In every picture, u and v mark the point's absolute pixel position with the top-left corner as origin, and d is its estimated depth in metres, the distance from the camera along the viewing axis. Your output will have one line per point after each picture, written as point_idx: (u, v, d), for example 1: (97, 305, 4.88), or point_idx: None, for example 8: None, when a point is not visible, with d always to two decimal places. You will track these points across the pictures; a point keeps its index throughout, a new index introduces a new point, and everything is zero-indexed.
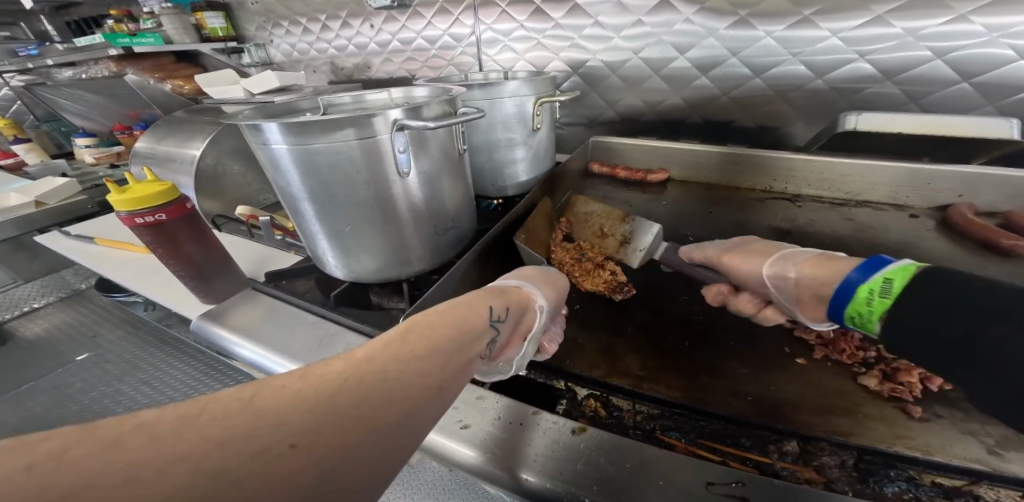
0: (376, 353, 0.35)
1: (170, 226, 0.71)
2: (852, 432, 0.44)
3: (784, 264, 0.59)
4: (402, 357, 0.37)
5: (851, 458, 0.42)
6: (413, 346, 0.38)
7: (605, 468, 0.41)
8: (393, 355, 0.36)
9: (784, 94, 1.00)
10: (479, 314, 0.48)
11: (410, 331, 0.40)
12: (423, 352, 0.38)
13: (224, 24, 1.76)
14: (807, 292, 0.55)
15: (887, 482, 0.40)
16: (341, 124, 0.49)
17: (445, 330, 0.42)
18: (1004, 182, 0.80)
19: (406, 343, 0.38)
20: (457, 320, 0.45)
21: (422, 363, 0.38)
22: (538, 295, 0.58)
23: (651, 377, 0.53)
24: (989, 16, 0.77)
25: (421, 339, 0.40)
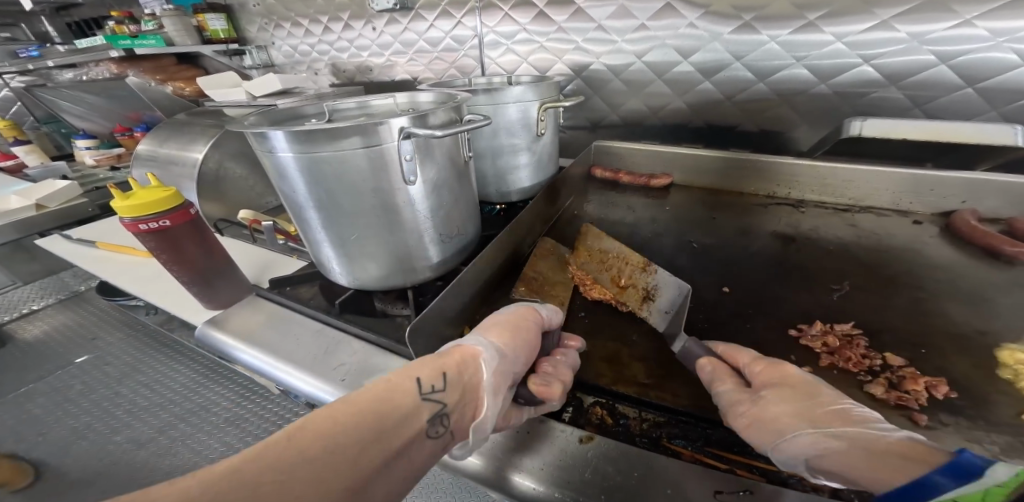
0: (339, 411, 0.35)
1: (174, 232, 0.71)
2: None
3: (783, 394, 0.45)
4: (348, 422, 0.35)
5: None
6: (363, 408, 0.36)
7: (613, 477, 0.41)
8: (337, 419, 0.34)
9: (788, 98, 1.00)
10: (439, 362, 0.43)
11: (363, 391, 0.38)
12: (370, 413, 0.36)
13: (225, 26, 1.76)
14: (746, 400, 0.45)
15: None
16: (347, 133, 0.49)
17: (400, 385, 0.40)
18: (1007, 188, 0.80)
19: (350, 405, 0.36)
20: (412, 372, 0.41)
21: (368, 428, 0.35)
22: (536, 324, 0.56)
23: (658, 386, 0.52)
24: (994, 21, 0.77)
25: (374, 399, 0.37)
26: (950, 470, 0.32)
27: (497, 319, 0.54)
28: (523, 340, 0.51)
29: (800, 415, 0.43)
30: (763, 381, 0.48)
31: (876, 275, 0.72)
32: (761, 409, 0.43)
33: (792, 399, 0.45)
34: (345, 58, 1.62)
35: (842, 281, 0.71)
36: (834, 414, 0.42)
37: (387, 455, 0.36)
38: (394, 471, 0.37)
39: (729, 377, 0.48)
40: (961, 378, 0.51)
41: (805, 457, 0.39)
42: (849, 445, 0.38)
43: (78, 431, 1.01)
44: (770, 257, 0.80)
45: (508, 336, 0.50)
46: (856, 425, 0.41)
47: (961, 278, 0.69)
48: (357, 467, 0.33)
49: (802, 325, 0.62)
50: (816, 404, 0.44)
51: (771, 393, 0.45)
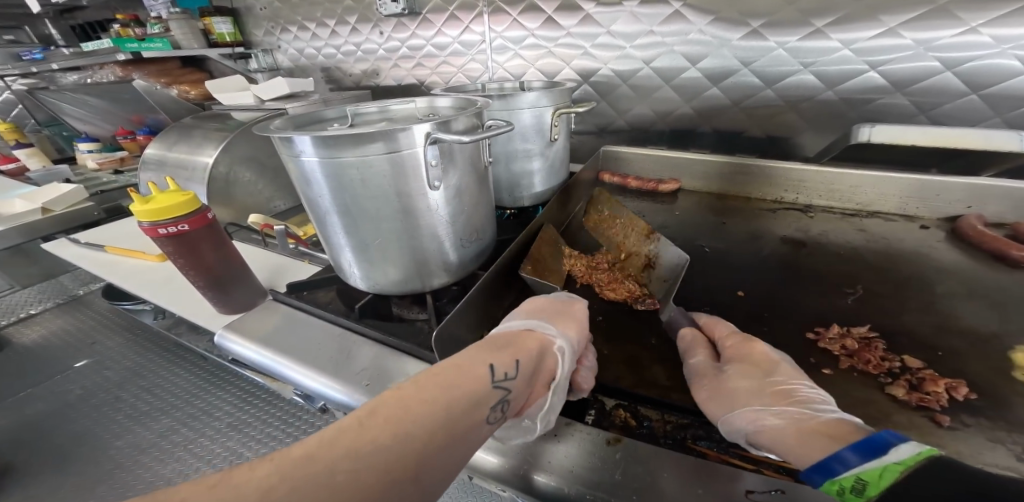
0: (409, 392, 0.37)
1: (192, 236, 0.71)
2: None
3: (744, 372, 0.50)
4: (420, 402, 0.36)
5: None
6: (432, 389, 0.38)
7: (642, 478, 0.41)
8: (411, 399, 0.36)
9: (794, 104, 1.02)
10: (502, 350, 0.46)
11: (430, 375, 0.40)
12: (441, 394, 0.38)
13: (231, 30, 1.76)
14: (706, 384, 0.50)
15: None
16: (372, 138, 0.49)
17: (465, 369, 0.41)
18: (1011, 194, 0.82)
19: (419, 389, 0.37)
20: (478, 358, 0.44)
21: (438, 407, 0.37)
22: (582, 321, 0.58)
23: (678, 388, 0.53)
24: (998, 28, 0.79)
25: (440, 382, 0.39)
26: (861, 448, 0.34)
27: (548, 312, 0.58)
28: (575, 330, 0.55)
29: (750, 391, 0.47)
30: (732, 358, 0.54)
31: (887, 279, 0.73)
32: (717, 386, 0.48)
33: (750, 374, 0.50)
34: (352, 62, 1.63)
35: (852, 286, 0.72)
36: (784, 393, 0.46)
37: (456, 435, 0.37)
38: (458, 454, 0.37)
39: (702, 353, 0.54)
40: (977, 381, 0.51)
41: (742, 430, 0.43)
42: (785, 422, 0.42)
43: (80, 436, 1.00)
44: (780, 261, 0.80)
45: (563, 325, 0.55)
46: (797, 404, 0.45)
47: (968, 282, 0.70)
48: (426, 446, 0.34)
49: (819, 328, 0.63)
50: (767, 385, 0.48)
51: (734, 368, 0.51)
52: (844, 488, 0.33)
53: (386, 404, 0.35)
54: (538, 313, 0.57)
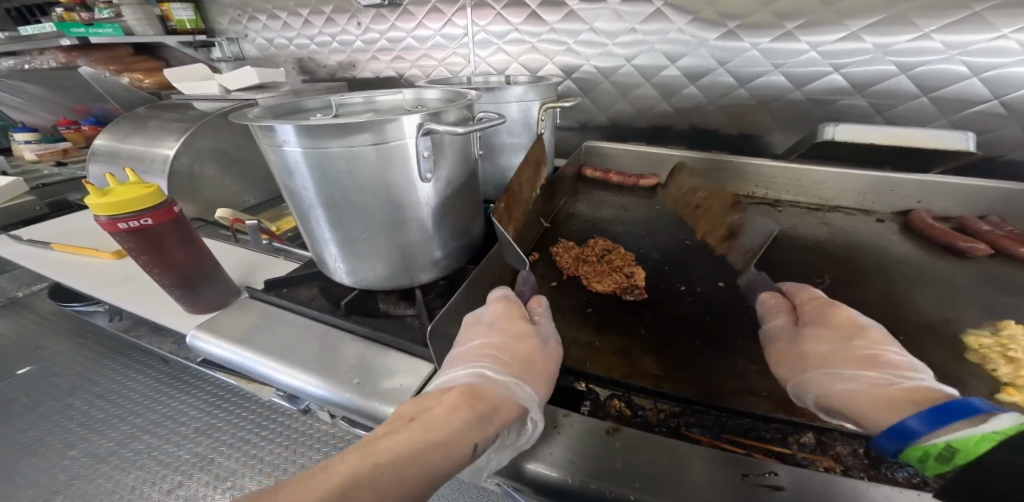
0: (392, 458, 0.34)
1: (156, 231, 0.66)
2: None
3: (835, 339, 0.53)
4: (392, 474, 0.33)
5: (862, 446, 0.43)
6: (402, 461, 0.34)
7: (645, 467, 0.42)
8: (381, 472, 0.33)
9: (766, 104, 1.07)
10: (472, 403, 0.42)
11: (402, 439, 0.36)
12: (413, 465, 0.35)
13: (192, 17, 1.65)
14: (789, 355, 0.53)
15: (898, 468, 0.41)
16: (362, 128, 0.48)
17: (441, 426, 0.38)
18: (953, 190, 0.91)
19: (400, 456, 0.34)
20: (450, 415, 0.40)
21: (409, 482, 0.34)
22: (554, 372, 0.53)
23: (669, 377, 0.54)
24: (948, 35, 0.85)
25: (412, 446, 0.36)
26: (930, 416, 0.36)
27: (520, 348, 0.52)
28: (546, 377, 0.50)
29: (828, 355, 0.52)
30: (810, 320, 0.58)
31: (851, 269, 0.78)
32: (791, 350, 0.54)
33: (830, 339, 0.54)
34: (326, 54, 1.57)
35: (821, 276, 0.77)
36: (865, 361, 0.49)
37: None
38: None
39: (780, 316, 0.60)
40: (935, 363, 0.56)
41: (811, 392, 0.48)
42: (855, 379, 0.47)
43: (26, 448, 0.92)
44: (755, 253, 0.85)
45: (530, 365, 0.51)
46: (876, 368, 0.47)
47: (921, 271, 0.77)
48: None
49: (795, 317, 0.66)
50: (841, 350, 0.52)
51: (812, 331, 0.55)
52: (929, 455, 0.35)
53: (364, 472, 0.32)
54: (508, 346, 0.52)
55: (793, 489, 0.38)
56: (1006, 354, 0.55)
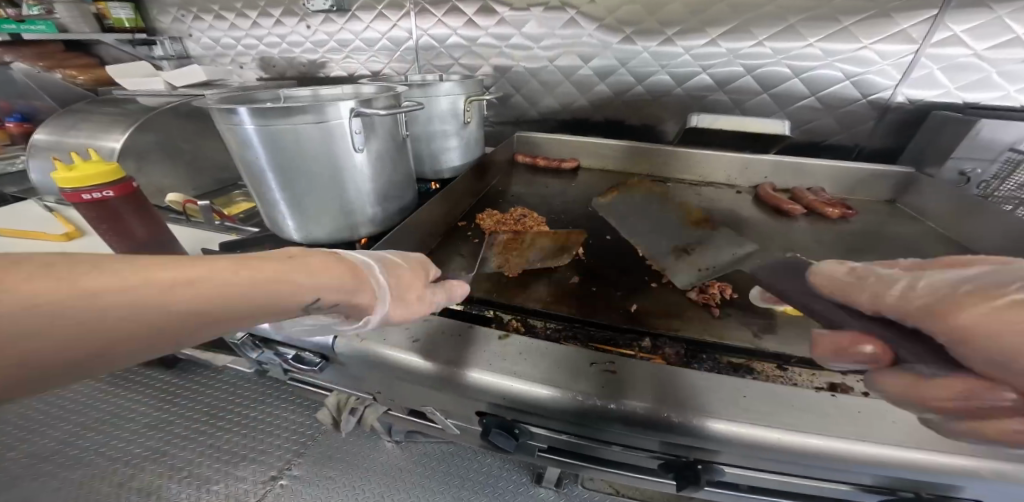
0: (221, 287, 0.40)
1: (116, 203, 0.75)
2: (679, 328, 0.65)
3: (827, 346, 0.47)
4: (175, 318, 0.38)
5: (682, 348, 0.62)
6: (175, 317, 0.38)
7: (524, 362, 0.58)
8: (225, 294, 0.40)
9: (658, 99, 1.30)
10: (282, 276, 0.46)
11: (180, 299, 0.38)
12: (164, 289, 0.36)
13: (131, 15, 1.64)
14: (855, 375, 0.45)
15: (703, 362, 0.60)
16: (305, 111, 0.62)
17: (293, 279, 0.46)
18: (790, 168, 1.18)
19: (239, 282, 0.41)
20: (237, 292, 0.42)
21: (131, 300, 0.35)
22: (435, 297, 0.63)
23: (555, 303, 0.72)
24: (776, 44, 1.12)
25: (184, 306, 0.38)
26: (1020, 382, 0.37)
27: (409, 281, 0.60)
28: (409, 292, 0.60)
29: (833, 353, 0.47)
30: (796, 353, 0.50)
31: (711, 225, 1.01)
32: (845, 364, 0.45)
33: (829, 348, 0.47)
34: (275, 53, 1.64)
35: (689, 228, 0.98)
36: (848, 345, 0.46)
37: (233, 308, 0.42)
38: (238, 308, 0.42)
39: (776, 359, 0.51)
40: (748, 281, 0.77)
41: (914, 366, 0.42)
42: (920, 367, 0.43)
43: None
44: (643, 216, 1.05)
45: (410, 313, 0.58)
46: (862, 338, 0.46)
47: (759, 228, 1.00)
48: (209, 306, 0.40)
49: (654, 258, 0.83)
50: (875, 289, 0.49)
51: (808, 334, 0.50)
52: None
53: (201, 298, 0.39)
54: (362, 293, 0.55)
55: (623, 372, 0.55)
56: None
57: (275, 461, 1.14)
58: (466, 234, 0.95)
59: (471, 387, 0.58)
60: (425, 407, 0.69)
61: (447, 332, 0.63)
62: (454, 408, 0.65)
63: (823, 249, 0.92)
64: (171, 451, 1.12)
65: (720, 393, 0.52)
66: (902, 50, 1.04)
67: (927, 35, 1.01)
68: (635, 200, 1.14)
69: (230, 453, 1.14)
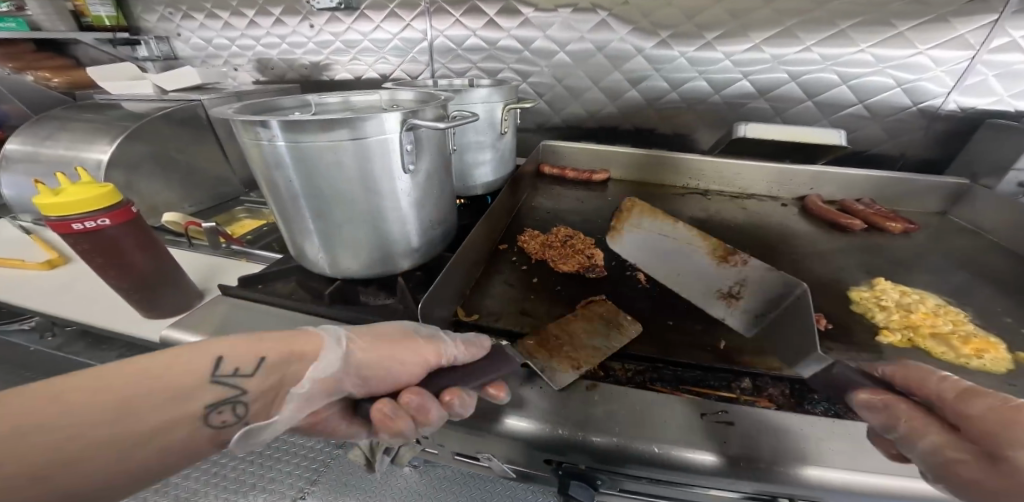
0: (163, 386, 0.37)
1: (112, 233, 0.64)
2: (781, 367, 0.58)
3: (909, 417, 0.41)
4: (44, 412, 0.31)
5: (788, 387, 0.54)
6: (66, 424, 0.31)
7: (621, 415, 0.50)
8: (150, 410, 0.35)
9: (692, 106, 1.24)
10: (275, 370, 0.41)
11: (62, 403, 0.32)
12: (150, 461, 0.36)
13: (111, 13, 1.50)
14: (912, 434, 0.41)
15: (817, 404, 0.52)
16: (349, 125, 0.52)
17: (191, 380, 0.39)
18: (836, 179, 1.12)
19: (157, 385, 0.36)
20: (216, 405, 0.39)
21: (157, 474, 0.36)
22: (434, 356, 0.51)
23: (631, 340, 0.64)
24: (822, 50, 1.07)
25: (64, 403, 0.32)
26: None
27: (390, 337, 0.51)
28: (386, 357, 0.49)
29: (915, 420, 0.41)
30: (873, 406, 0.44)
31: (767, 242, 0.94)
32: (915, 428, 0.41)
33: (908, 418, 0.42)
34: (274, 55, 1.52)
35: (747, 247, 0.91)
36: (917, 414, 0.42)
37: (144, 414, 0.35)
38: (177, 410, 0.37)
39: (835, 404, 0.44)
40: (834, 310, 0.70)
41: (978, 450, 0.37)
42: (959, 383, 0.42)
43: None
44: (693, 232, 0.98)
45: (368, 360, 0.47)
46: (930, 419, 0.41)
47: (818, 244, 0.94)
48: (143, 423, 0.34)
49: (724, 284, 0.77)
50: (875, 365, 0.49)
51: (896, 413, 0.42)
52: None
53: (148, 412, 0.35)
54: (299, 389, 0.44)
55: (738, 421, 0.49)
56: (879, 303, 0.69)
57: (286, 491, 1.00)
58: (509, 258, 0.86)
59: (562, 447, 0.49)
60: (489, 465, 0.60)
61: (522, 381, 0.55)
62: (530, 467, 0.55)
63: (891, 266, 0.86)
64: (175, 480, 1.00)
65: (837, 441, 0.46)
66: (957, 56, 1.00)
67: (984, 41, 0.97)
68: (679, 215, 1.07)
69: (236, 482, 1.00)
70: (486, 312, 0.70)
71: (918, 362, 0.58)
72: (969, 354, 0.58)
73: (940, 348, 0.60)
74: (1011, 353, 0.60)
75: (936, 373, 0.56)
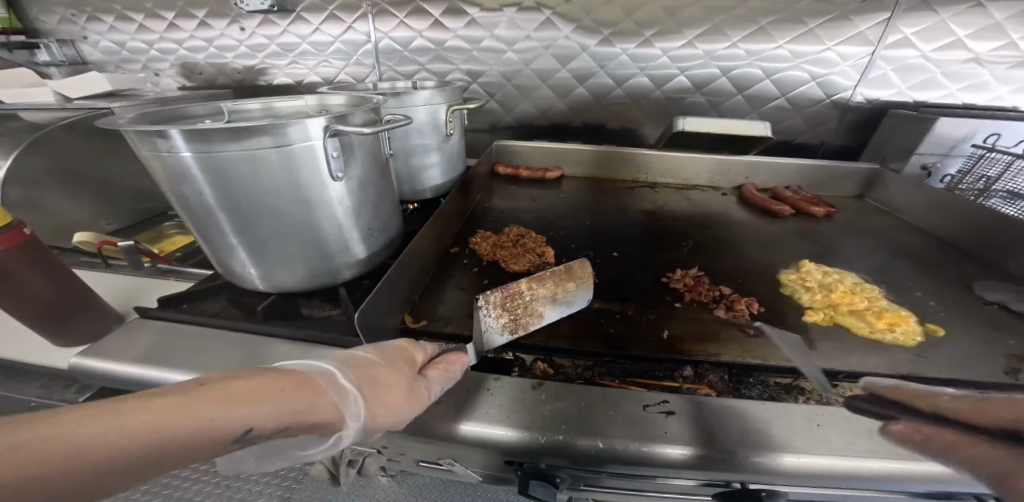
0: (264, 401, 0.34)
1: (3, 259, 0.57)
2: (720, 352, 0.61)
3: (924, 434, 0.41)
4: (71, 444, 0.25)
5: (727, 372, 0.57)
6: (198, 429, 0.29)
7: (569, 413, 0.50)
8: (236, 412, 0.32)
9: (637, 102, 1.28)
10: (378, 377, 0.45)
11: (91, 422, 0.26)
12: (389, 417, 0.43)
13: (3, 14, 1.33)
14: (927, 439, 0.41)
15: (754, 387, 0.55)
16: (261, 132, 0.48)
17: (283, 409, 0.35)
18: (770, 168, 1.20)
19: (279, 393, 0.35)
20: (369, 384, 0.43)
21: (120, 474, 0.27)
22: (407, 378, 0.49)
23: (581, 337, 0.65)
24: (750, 46, 1.14)
25: (121, 413, 0.27)
26: None
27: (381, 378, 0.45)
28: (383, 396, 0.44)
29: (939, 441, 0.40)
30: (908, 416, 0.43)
31: (710, 230, 0.99)
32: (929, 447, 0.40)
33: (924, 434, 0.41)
34: (201, 59, 1.41)
35: (692, 237, 0.95)
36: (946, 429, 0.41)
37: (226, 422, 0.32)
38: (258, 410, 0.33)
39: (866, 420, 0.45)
40: (768, 293, 0.74)
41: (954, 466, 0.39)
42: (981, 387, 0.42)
43: None
44: (642, 225, 1.01)
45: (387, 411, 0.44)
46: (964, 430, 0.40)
47: (756, 230, 1.00)
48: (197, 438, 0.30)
49: (669, 274, 0.80)
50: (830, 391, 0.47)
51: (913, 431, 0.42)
52: None
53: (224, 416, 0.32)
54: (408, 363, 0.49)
55: (680, 410, 0.50)
56: (804, 284, 0.75)
57: None
58: (461, 261, 0.85)
59: (513, 450, 0.49)
60: (451, 470, 0.59)
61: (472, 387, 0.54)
62: (487, 469, 0.55)
63: (819, 248, 0.93)
64: None
65: (771, 423, 0.48)
66: (861, 52, 1.09)
67: (882, 37, 1.07)
68: (629, 208, 1.10)
69: None
70: (436, 318, 0.69)
71: (839, 338, 0.63)
72: (882, 328, 0.64)
73: (858, 324, 0.65)
74: (921, 324, 0.67)
75: (855, 345, 0.62)
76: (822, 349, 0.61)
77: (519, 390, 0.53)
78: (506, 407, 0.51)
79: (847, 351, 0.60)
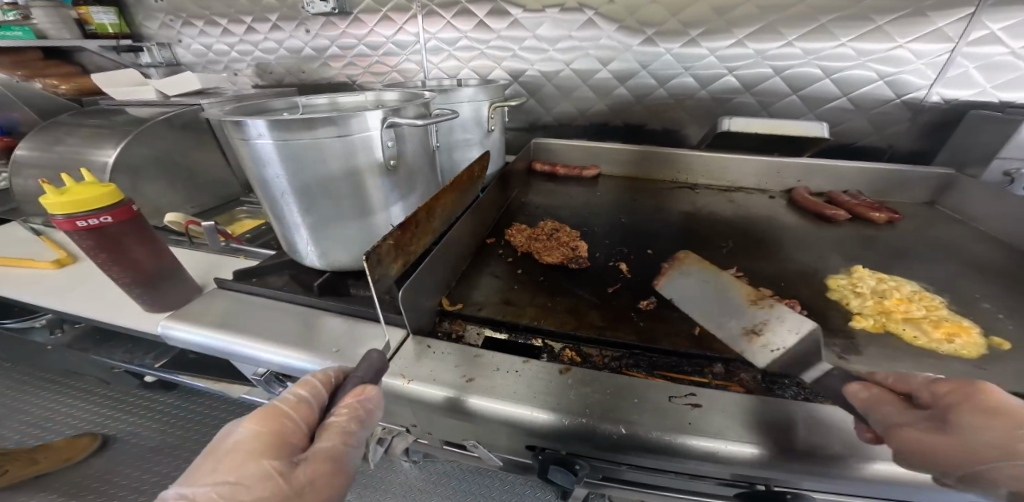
0: None
1: (115, 230, 0.67)
2: None
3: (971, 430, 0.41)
4: None
5: (759, 372, 0.56)
6: None
7: (593, 397, 0.51)
8: None
9: (681, 102, 1.26)
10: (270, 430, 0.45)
11: None
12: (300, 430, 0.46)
13: (116, 21, 1.53)
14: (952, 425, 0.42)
15: (788, 387, 0.54)
16: (330, 123, 0.54)
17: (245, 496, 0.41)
18: (824, 171, 1.14)
19: None
20: (222, 486, 0.41)
21: None
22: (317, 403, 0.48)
23: (611, 328, 0.66)
24: (805, 43, 1.08)
25: None
26: None
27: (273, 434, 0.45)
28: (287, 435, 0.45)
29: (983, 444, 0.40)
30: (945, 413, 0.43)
31: (753, 233, 0.95)
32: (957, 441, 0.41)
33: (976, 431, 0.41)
34: (272, 60, 1.56)
35: (733, 239, 0.92)
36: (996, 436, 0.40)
37: None
38: None
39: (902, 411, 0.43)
40: (812, 298, 0.71)
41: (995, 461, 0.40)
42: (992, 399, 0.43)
43: None
44: (680, 225, 1.00)
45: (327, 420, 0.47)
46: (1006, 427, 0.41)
47: (803, 236, 0.95)
48: None
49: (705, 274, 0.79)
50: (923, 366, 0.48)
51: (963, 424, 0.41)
52: None
53: None
54: (233, 448, 0.43)
55: (707, 405, 0.50)
56: (854, 290, 0.71)
57: None
58: (497, 252, 0.89)
59: (538, 431, 0.51)
60: (479, 453, 0.61)
61: (501, 366, 0.57)
62: (510, 448, 0.57)
63: (874, 256, 0.88)
64: None
65: (803, 424, 0.46)
66: (937, 48, 1.01)
67: (963, 33, 0.98)
68: (667, 208, 1.09)
69: None
70: (471, 303, 0.73)
71: (887, 346, 0.60)
72: (939, 340, 0.60)
73: (913, 333, 0.61)
74: (986, 337, 0.62)
75: (907, 356, 0.58)
76: (867, 357, 0.58)
77: (546, 373, 0.55)
78: (534, 386, 0.54)
79: (897, 363, 0.57)
